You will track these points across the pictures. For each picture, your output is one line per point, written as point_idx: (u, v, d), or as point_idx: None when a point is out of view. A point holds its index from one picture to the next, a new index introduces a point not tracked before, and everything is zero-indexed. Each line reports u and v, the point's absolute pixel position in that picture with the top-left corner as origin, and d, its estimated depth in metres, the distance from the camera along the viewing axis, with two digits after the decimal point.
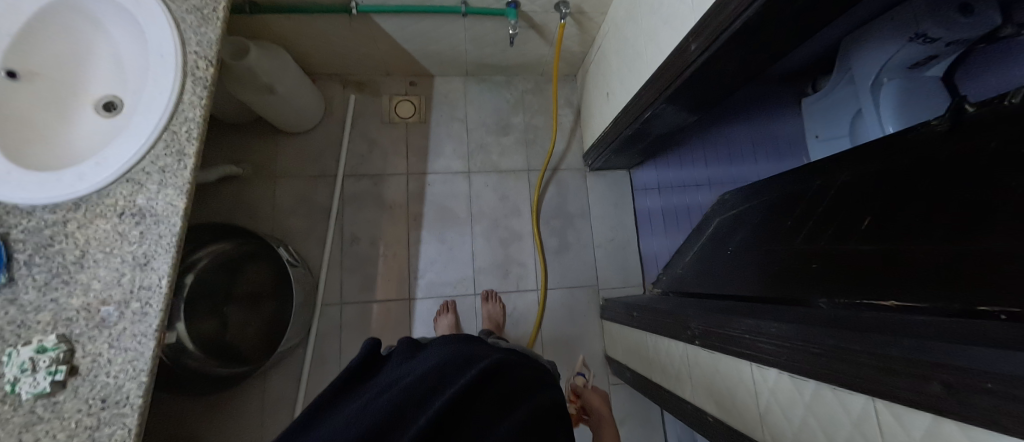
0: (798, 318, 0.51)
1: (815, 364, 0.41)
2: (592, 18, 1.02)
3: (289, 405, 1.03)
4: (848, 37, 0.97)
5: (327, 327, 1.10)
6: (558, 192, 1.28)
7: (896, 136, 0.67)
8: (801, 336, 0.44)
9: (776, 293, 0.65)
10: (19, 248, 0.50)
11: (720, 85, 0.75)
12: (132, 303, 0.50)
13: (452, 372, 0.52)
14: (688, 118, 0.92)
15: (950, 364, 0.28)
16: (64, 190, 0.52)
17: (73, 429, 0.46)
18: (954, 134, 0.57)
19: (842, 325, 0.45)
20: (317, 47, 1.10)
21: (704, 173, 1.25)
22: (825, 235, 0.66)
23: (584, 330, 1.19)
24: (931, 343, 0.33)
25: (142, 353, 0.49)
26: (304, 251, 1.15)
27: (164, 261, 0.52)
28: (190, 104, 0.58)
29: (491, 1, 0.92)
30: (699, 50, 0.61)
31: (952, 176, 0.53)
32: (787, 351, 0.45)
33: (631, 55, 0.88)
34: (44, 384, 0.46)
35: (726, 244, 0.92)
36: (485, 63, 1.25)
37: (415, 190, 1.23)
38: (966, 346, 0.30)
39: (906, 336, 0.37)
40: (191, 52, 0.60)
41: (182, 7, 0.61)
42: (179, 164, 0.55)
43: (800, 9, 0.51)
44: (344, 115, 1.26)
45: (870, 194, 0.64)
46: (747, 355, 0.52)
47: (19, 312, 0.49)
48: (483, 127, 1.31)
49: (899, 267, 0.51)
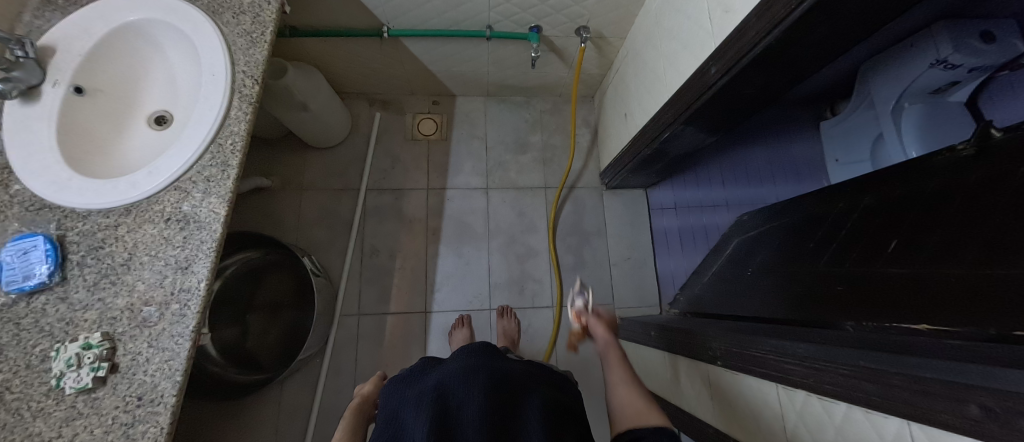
0: (827, 340, 0.51)
1: (846, 386, 0.40)
2: (611, 42, 1.06)
3: (303, 416, 1.03)
4: (867, 62, 0.98)
5: (344, 337, 1.12)
6: (575, 209, 1.30)
7: (921, 162, 0.66)
8: (832, 358, 0.44)
9: (799, 316, 0.64)
10: (73, 249, 0.54)
11: (740, 108, 0.77)
12: (172, 305, 0.53)
13: (471, 385, 0.53)
14: (707, 139, 0.93)
15: (985, 386, 0.28)
16: (118, 196, 0.56)
17: (109, 426, 0.47)
18: (980, 160, 0.56)
19: (876, 348, 0.44)
20: (349, 68, 1.17)
21: (722, 193, 1.26)
22: (850, 257, 0.66)
23: (598, 348, 1.17)
24: (969, 367, 0.32)
25: (178, 353, 0.51)
26: (326, 261, 1.17)
27: (203, 265, 0.55)
28: (236, 119, 0.62)
29: (514, 26, 0.97)
30: (719, 74, 0.63)
31: (979, 202, 0.52)
32: (815, 371, 0.45)
33: (650, 78, 0.91)
34: (87, 380, 0.48)
35: (746, 265, 0.91)
36: (506, 84, 1.30)
37: (434, 205, 1.27)
38: (997, 369, 0.30)
39: (942, 359, 0.36)
40: (239, 72, 0.64)
41: (233, 32, 0.66)
42: (222, 174, 0.59)
43: (820, 36, 0.53)
44: (369, 131, 1.31)
45: (896, 218, 0.63)
46: (775, 376, 0.51)
47: (68, 310, 0.51)
48: (502, 145, 1.35)
49: (931, 290, 0.50)
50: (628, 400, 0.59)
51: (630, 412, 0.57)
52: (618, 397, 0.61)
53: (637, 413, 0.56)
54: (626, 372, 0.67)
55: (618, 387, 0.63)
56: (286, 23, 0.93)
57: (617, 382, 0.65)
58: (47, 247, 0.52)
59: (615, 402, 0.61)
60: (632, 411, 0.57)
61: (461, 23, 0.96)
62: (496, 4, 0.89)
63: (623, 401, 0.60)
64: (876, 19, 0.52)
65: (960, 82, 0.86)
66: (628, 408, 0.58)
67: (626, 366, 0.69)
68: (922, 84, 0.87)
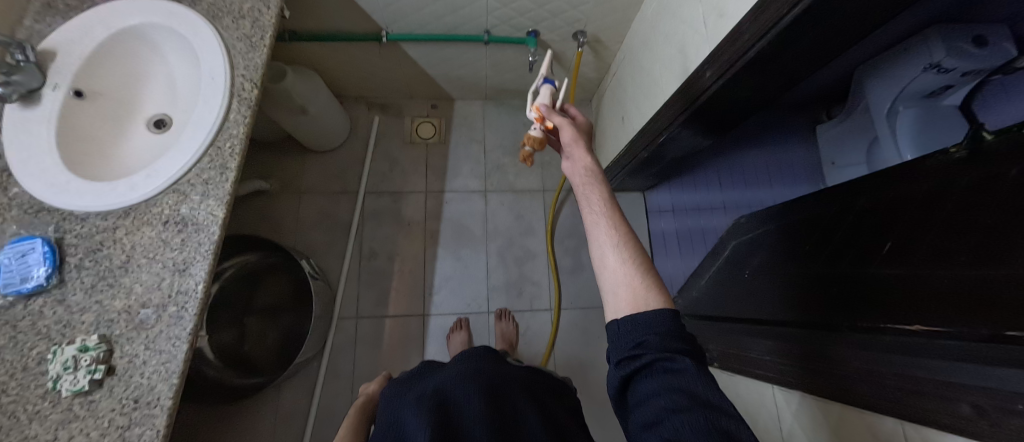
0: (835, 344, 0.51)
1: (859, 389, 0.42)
2: (608, 46, 1.07)
3: (301, 420, 1.02)
4: (862, 66, 0.98)
5: (342, 341, 1.12)
6: (573, 212, 1.30)
7: (916, 163, 0.67)
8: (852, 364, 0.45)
9: (794, 316, 0.66)
10: (71, 252, 0.54)
11: (735, 111, 0.77)
12: (169, 307, 0.53)
13: (469, 389, 0.54)
14: (703, 143, 0.94)
15: (971, 386, 0.32)
16: (117, 199, 0.56)
17: (105, 428, 0.47)
18: (973, 162, 0.56)
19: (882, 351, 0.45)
20: (347, 72, 1.17)
21: (720, 196, 1.27)
22: (845, 259, 0.66)
23: (597, 351, 1.17)
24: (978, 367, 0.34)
25: (175, 356, 0.51)
26: (324, 264, 1.18)
27: (200, 267, 0.55)
28: (234, 122, 0.62)
29: (512, 31, 0.98)
30: (713, 78, 0.64)
31: (971, 204, 0.52)
32: (811, 374, 0.52)
33: (647, 81, 0.92)
34: (83, 382, 0.48)
35: (743, 268, 0.92)
36: (504, 88, 1.31)
37: (433, 208, 1.27)
38: (964, 365, 0.35)
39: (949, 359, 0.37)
40: (239, 75, 0.65)
41: (233, 36, 0.67)
42: (221, 177, 0.59)
43: (812, 40, 0.54)
44: (368, 135, 1.32)
45: (891, 220, 0.63)
46: None
47: (65, 312, 0.51)
48: (501, 148, 1.35)
49: (921, 292, 0.51)
50: (625, 275, 0.47)
51: (627, 293, 0.46)
52: (610, 271, 0.49)
53: (636, 295, 0.45)
54: (607, 204, 0.54)
55: (608, 255, 0.50)
56: (286, 28, 0.94)
57: (603, 229, 0.51)
58: (46, 250, 0.52)
59: (606, 281, 0.49)
60: (629, 292, 0.46)
61: (459, 27, 0.97)
62: (494, 9, 0.89)
63: (617, 278, 0.48)
64: (869, 22, 0.53)
65: (954, 85, 0.86)
66: (622, 285, 0.47)
67: (602, 184, 0.56)
68: (914, 89, 0.88)
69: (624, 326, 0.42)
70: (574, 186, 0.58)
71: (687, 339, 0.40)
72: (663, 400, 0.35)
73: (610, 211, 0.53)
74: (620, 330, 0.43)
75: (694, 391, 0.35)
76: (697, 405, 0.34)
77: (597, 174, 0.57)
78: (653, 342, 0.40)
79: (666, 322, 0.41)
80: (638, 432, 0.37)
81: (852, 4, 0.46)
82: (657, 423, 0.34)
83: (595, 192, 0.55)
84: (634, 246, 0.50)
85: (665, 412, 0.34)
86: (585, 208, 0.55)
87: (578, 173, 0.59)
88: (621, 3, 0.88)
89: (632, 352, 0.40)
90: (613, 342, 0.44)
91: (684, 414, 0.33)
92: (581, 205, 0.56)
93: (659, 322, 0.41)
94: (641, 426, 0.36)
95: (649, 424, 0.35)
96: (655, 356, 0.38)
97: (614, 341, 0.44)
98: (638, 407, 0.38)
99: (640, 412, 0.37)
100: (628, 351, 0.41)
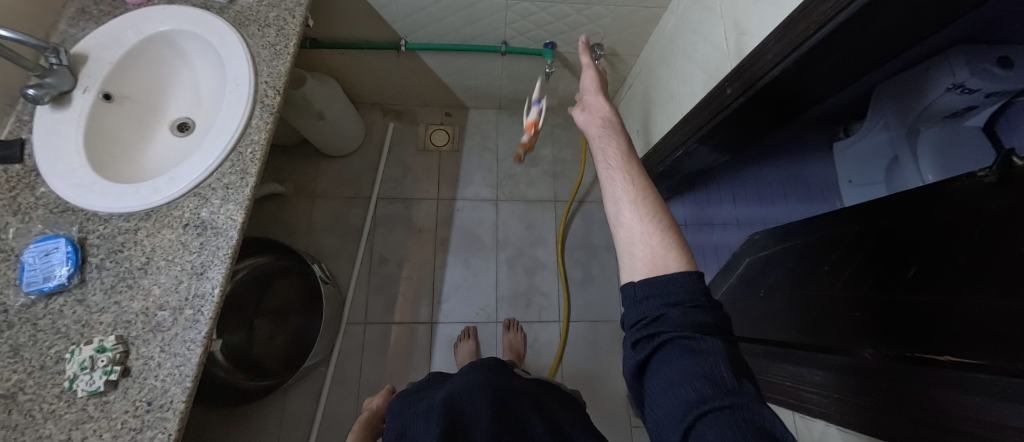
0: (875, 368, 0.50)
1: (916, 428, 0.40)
2: (624, 60, 1.07)
3: (305, 424, 1.02)
4: (882, 85, 0.96)
5: (350, 345, 1.11)
6: (584, 223, 1.30)
7: (943, 186, 0.65)
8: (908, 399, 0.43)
9: (814, 341, 0.65)
10: (93, 252, 0.55)
11: (755, 128, 0.77)
12: (186, 310, 0.53)
13: (479, 401, 0.53)
14: (720, 159, 0.93)
15: (1013, 426, 0.31)
16: (140, 201, 0.57)
17: (118, 430, 0.47)
18: (1001, 188, 0.54)
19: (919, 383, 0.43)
20: (364, 79, 1.19)
21: (733, 212, 1.27)
22: (866, 281, 0.65)
23: (606, 365, 1.15)
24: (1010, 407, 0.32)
25: (189, 359, 0.51)
26: (335, 268, 1.18)
27: (218, 271, 0.55)
28: (256, 128, 0.63)
29: (530, 42, 0.99)
30: (735, 94, 0.63)
31: (1001, 230, 0.50)
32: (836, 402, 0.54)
33: (664, 95, 0.91)
34: (99, 383, 0.48)
35: (758, 286, 0.91)
36: (519, 98, 1.32)
37: (444, 215, 1.27)
38: (995, 401, 0.35)
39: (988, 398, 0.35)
40: (262, 82, 0.66)
41: (258, 43, 0.68)
42: (241, 182, 0.60)
43: (839, 59, 0.53)
44: (382, 141, 1.33)
45: (914, 246, 0.62)
46: None
47: (85, 312, 0.52)
48: (513, 157, 1.35)
49: (953, 320, 0.48)
50: (643, 232, 0.47)
51: (645, 252, 0.45)
52: (628, 226, 0.49)
53: (654, 256, 0.44)
54: (624, 159, 0.54)
55: (625, 210, 0.50)
56: (307, 35, 0.96)
57: (620, 182, 0.52)
58: (69, 250, 0.53)
59: (623, 239, 0.49)
60: (647, 252, 0.45)
61: (477, 38, 0.98)
62: (513, 21, 0.90)
63: (634, 236, 0.47)
64: (896, 45, 0.52)
65: (977, 107, 0.84)
66: (639, 243, 0.46)
67: (621, 139, 0.58)
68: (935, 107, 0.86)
69: (641, 292, 0.42)
70: (591, 142, 0.61)
71: (709, 309, 0.39)
72: (685, 386, 0.34)
73: (626, 166, 0.53)
74: (635, 297, 0.43)
75: (717, 376, 0.33)
76: (723, 392, 0.32)
77: (615, 130, 0.60)
78: (672, 315, 0.39)
79: (685, 291, 0.40)
80: (658, 416, 0.36)
81: (883, 26, 0.46)
82: (681, 411, 0.33)
83: (612, 145, 0.57)
84: (653, 200, 0.50)
85: (690, 400, 0.33)
86: (602, 162, 0.56)
87: (597, 125, 0.63)
88: (639, 17, 0.89)
89: (649, 329, 0.40)
90: (629, 311, 0.44)
91: (710, 402, 0.31)
92: (597, 158, 0.58)
93: (677, 289, 0.40)
94: (663, 410, 0.35)
95: (672, 412, 0.34)
96: (674, 334, 0.37)
97: (630, 310, 0.44)
98: (656, 390, 0.37)
99: (658, 395, 0.36)
100: (645, 328, 0.40)
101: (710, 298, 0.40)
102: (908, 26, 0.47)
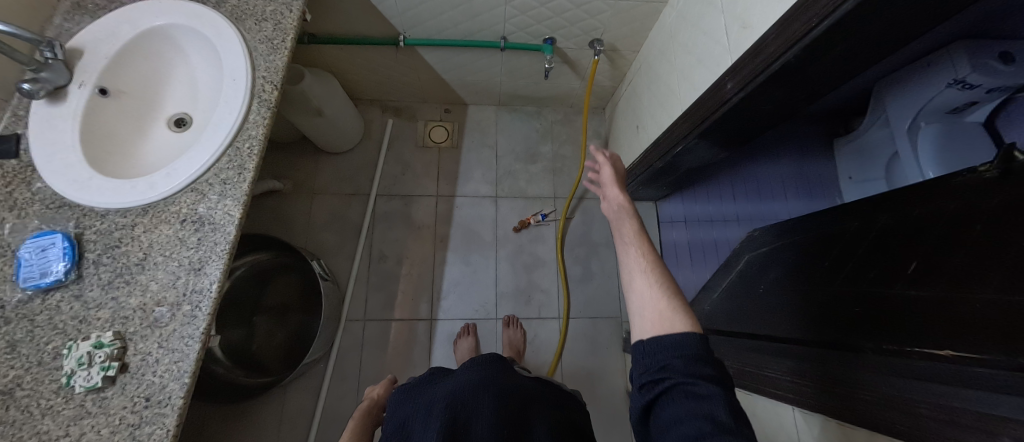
0: (869, 366, 0.50)
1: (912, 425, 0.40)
2: (624, 55, 1.06)
3: (305, 420, 1.02)
4: (883, 79, 0.96)
5: (349, 343, 1.11)
6: (583, 220, 1.29)
7: (944, 182, 0.65)
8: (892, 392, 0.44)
9: (812, 336, 0.64)
10: (90, 248, 0.54)
11: (755, 124, 0.76)
12: (183, 306, 0.53)
13: (478, 398, 0.53)
14: (721, 154, 0.92)
15: (1014, 419, 0.31)
16: (137, 196, 0.57)
17: (116, 426, 0.47)
18: (1002, 184, 0.54)
19: (913, 379, 0.44)
20: (362, 74, 1.18)
21: (733, 209, 1.25)
22: (866, 277, 0.65)
23: (606, 361, 1.15)
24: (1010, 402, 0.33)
25: (187, 355, 0.51)
26: (334, 265, 1.18)
27: (216, 267, 0.55)
28: (254, 124, 0.62)
29: (529, 37, 0.98)
30: (735, 89, 0.63)
31: (1002, 225, 0.50)
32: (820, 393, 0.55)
33: (664, 91, 0.91)
34: (97, 379, 0.48)
35: (759, 282, 0.91)
36: (518, 94, 1.31)
37: (443, 212, 1.27)
38: (998, 397, 0.34)
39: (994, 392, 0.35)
40: (260, 77, 0.65)
41: (255, 38, 0.68)
42: (238, 177, 0.59)
43: (840, 53, 0.53)
44: (381, 138, 1.32)
45: (914, 242, 0.62)
46: None
47: (83, 308, 0.52)
48: (513, 154, 1.35)
49: (953, 316, 0.48)
50: (651, 297, 0.47)
51: (653, 314, 0.45)
52: (638, 293, 0.49)
53: (661, 317, 0.44)
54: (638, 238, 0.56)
55: (636, 278, 0.51)
56: (305, 30, 0.95)
57: (633, 257, 0.53)
58: (65, 245, 0.52)
59: (633, 304, 0.49)
60: (655, 314, 0.45)
61: (476, 33, 0.97)
62: (512, 16, 0.90)
63: (644, 300, 0.48)
64: (898, 39, 0.52)
65: (978, 102, 0.83)
66: (648, 306, 0.47)
67: (636, 219, 0.60)
68: (938, 102, 0.85)
69: (649, 347, 0.43)
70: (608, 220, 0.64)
71: (713, 362, 0.39)
72: (687, 427, 0.34)
73: (640, 240, 0.55)
74: (643, 351, 0.43)
75: (718, 419, 0.33)
76: (722, 433, 0.32)
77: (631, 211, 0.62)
78: (677, 365, 0.39)
79: (691, 344, 0.40)
80: None
81: (884, 19, 0.45)
82: None
83: (627, 224, 0.59)
84: (663, 272, 0.50)
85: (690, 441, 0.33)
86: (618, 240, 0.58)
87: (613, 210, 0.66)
88: (639, 12, 0.88)
89: (655, 375, 0.40)
90: (637, 363, 0.44)
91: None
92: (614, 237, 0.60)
93: (682, 344, 0.40)
94: None
95: None
96: (680, 380, 0.38)
97: (637, 362, 0.44)
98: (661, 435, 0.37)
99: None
100: (651, 373, 0.40)
101: (716, 355, 0.40)
102: (910, 19, 0.47)
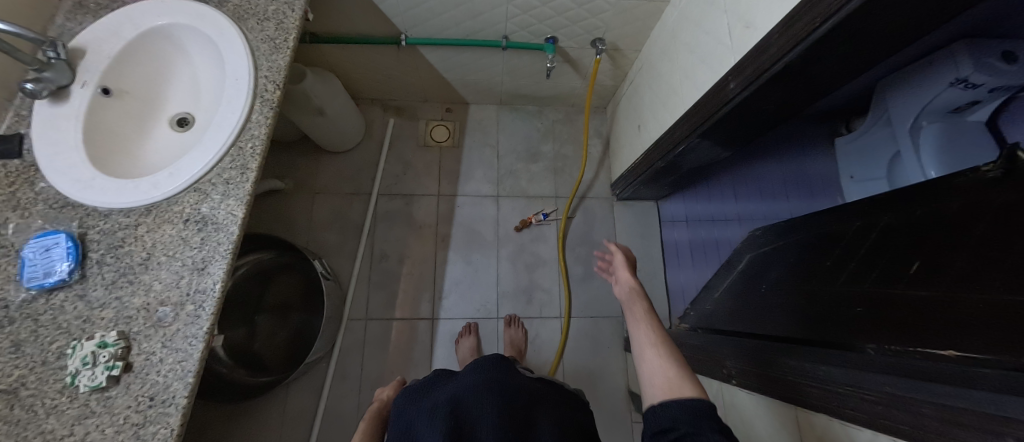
0: (870, 365, 0.50)
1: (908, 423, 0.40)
2: (626, 54, 1.06)
3: (308, 419, 1.03)
4: (884, 79, 0.96)
5: (351, 342, 1.11)
6: (585, 219, 1.29)
7: (946, 181, 0.64)
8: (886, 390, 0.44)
9: (814, 336, 0.64)
10: (94, 248, 0.54)
11: (757, 124, 0.76)
12: (187, 306, 0.53)
13: (482, 400, 0.53)
14: (722, 154, 0.92)
15: (1018, 419, 0.31)
16: (140, 196, 0.57)
17: (120, 425, 0.47)
18: (1005, 183, 0.54)
19: (911, 377, 0.44)
20: (363, 74, 1.18)
21: (735, 208, 1.26)
22: (868, 277, 0.65)
23: (607, 361, 1.15)
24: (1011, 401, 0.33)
25: (191, 355, 0.51)
26: (336, 265, 1.18)
27: (219, 267, 0.55)
28: (257, 123, 0.62)
29: (531, 37, 0.98)
30: (738, 89, 0.63)
31: (1005, 225, 0.50)
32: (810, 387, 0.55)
33: (666, 90, 0.91)
34: (101, 378, 0.48)
35: (760, 281, 0.91)
36: (519, 93, 1.31)
37: (445, 211, 1.27)
38: (998, 396, 0.35)
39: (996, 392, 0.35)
40: (262, 76, 0.65)
41: (257, 37, 0.68)
42: (241, 177, 0.59)
43: (843, 53, 0.53)
44: (382, 137, 1.32)
45: (916, 242, 0.62)
46: None
47: (86, 307, 0.52)
48: (514, 153, 1.35)
49: (956, 316, 0.48)
50: (661, 367, 0.55)
51: (663, 381, 0.53)
52: (649, 364, 0.57)
53: (670, 384, 0.52)
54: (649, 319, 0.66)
55: (647, 351, 0.59)
56: (307, 30, 0.95)
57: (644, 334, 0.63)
58: (69, 245, 0.52)
59: (645, 372, 0.57)
60: (665, 381, 0.52)
61: (477, 32, 0.97)
62: (513, 15, 0.90)
63: (654, 370, 0.55)
64: (901, 39, 0.52)
65: (980, 101, 0.83)
66: (658, 375, 0.54)
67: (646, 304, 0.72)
68: (939, 101, 0.85)
69: (659, 407, 0.49)
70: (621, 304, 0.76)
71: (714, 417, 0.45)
72: None
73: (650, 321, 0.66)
74: (654, 412, 0.49)
75: None
76: None
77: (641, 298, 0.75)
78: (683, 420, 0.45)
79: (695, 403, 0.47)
80: None
81: (888, 19, 0.45)
82: None
83: (638, 307, 0.71)
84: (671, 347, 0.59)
85: None
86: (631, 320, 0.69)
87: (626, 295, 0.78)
88: (641, 11, 0.88)
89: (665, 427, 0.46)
90: (648, 424, 0.49)
91: None
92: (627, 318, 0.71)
93: (688, 403, 0.47)
94: None
95: None
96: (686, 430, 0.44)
97: (649, 422, 0.49)
98: None
99: None
100: (662, 428, 0.46)
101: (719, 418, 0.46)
102: (913, 19, 0.47)
